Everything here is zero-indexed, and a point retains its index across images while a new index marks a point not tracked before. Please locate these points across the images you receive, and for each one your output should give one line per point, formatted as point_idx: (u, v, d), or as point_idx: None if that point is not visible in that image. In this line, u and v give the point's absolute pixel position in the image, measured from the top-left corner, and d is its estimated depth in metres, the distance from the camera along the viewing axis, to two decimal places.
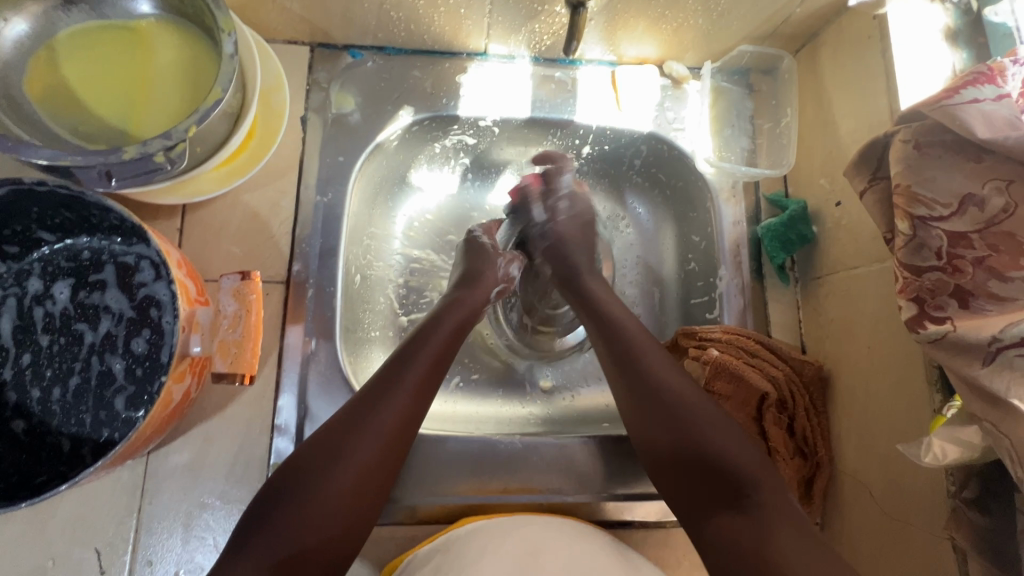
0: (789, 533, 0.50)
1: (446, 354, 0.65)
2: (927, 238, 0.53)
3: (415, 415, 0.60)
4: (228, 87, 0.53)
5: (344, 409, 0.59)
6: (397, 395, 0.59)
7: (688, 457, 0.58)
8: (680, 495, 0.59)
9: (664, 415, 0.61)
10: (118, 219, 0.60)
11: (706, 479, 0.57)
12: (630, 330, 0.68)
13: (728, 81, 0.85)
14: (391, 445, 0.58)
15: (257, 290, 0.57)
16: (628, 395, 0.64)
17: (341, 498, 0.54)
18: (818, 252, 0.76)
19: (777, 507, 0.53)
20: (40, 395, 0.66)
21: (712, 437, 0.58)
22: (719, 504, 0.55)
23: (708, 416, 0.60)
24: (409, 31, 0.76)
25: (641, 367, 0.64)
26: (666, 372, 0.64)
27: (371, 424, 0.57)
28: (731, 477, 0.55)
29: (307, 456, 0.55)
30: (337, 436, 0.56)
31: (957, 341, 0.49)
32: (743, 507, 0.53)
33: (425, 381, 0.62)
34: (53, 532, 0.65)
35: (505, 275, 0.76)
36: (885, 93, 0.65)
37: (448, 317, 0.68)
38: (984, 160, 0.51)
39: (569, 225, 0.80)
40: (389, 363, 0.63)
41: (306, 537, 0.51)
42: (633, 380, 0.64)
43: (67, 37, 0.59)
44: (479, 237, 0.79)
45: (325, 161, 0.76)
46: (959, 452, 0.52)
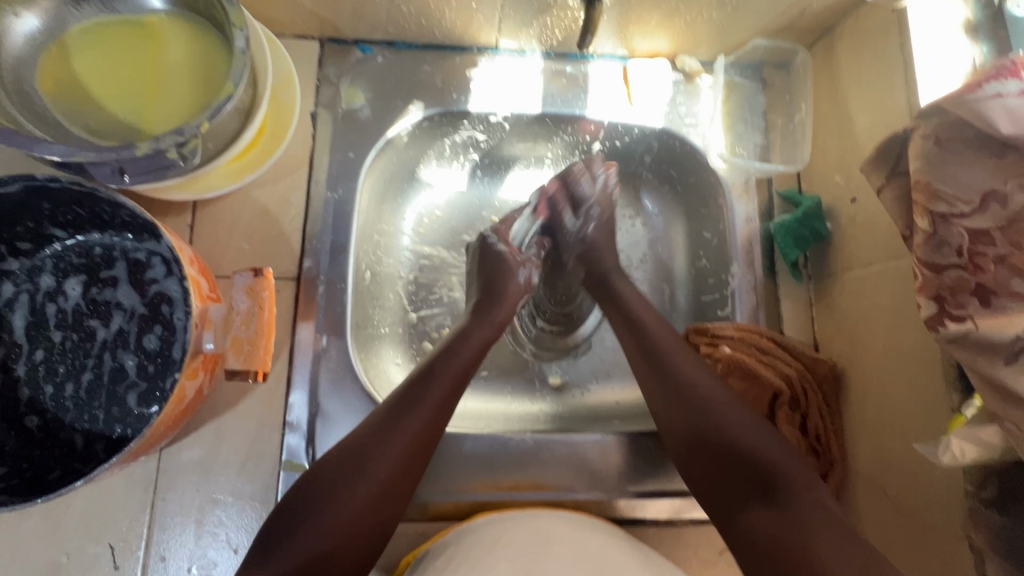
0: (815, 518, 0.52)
1: (472, 369, 0.65)
2: (947, 236, 0.52)
3: (438, 430, 0.60)
4: (241, 82, 0.53)
5: (369, 422, 0.59)
6: (421, 408, 0.59)
7: (713, 451, 0.59)
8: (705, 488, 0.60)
9: (690, 409, 0.62)
10: (129, 215, 0.60)
11: (732, 473, 0.57)
12: (658, 329, 0.69)
13: (741, 75, 0.85)
14: (412, 457, 0.58)
15: (271, 287, 0.57)
16: (657, 393, 0.65)
17: (363, 508, 0.55)
18: (832, 249, 0.76)
19: (797, 497, 0.54)
20: (53, 391, 0.66)
21: (739, 432, 0.59)
22: (746, 494, 0.56)
23: (736, 411, 0.61)
24: (419, 25, 0.75)
25: (672, 364, 0.66)
26: (696, 369, 0.65)
27: (395, 438, 0.57)
28: (758, 468, 0.56)
29: (329, 470, 0.56)
30: (360, 450, 0.57)
31: (978, 339, 0.49)
32: (768, 496, 0.54)
33: (449, 395, 0.62)
34: (66, 527, 0.65)
35: (525, 283, 0.75)
36: (902, 88, 0.65)
37: (476, 332, 0.68)
38: (1006, 156, 0.50)
39: (599, 233, 0.79)
40: (414, 376, 0.63)
41: (326, 548, 0.52)
42: (663, 378, 0.65)
43: (78, 32, 0.58)
44: (495, 244, 0.75)
45: (336, 157, 0.75)
46: (977, 452, 0.51)
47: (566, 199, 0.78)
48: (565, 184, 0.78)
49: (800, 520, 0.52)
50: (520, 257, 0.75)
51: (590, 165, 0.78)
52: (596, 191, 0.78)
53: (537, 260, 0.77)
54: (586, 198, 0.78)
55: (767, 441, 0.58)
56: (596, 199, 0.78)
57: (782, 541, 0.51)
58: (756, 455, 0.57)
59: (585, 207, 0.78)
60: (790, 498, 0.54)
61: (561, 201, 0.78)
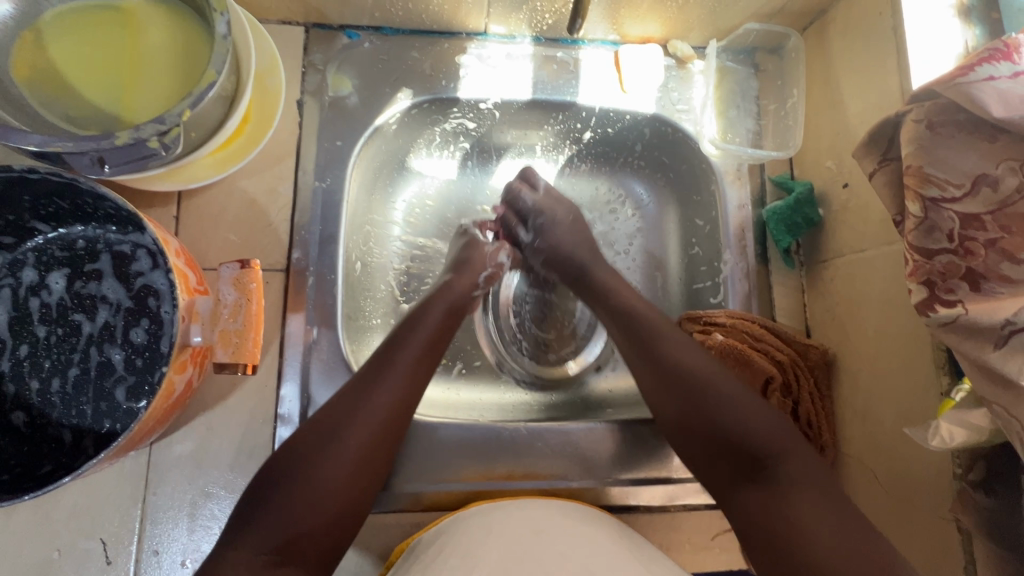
0: (813, 507, 0.51)
1: (442, 334, 0.65)
2: (938, 220, 0.52)
3: (413, 395, 0.60)
4: (223, 68, 0.52)
5: (343, 391, 0.58)
6: (393, 377, 0.59)
7: (711, 441, 0.58)
8: (702, 466, 0.59)
9: (681, 392, 0.60)
10: (113, 207, 0.59)
11: (729, 457, 0.56)
12: (645, 312, 0.67)
13: (733, 60, 0.84)
14: (387, 425, 0.57)
15: (258, 279, 0.56)
16: (648, 378, 0.63)
17: (338, 483, 0.54)
18: (824, 235, 0.76)
19: (800, 481, 0.53)
20: (39, 386, 0.65)
21: (733, 412, 0.57)
22: (743, 479, 0.55)
23: (733, 393, 0.58)
24: (407, 10, 0.74)
25: (662, 347, 0.63)
26: (688, 351, 0.62)
27: (367, 408, 0.57)
28: (755, 456, 0.55)
29: (302, 442, 0.55)
30: (333, 420, 0.56)
31: (968, 324, 0.49)
32: (768, 483, 0.54)
33: (420, 363, 0.61)
34: (57, 523, 0.64)
35: (495, 265, 0.75)
36: (895, 72, 0.64)
37: (444, 300, 0.67)
38: (998, 139, 0.49)
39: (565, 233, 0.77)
40: (383, 346, 0.62)
41: (302, 526, 0.52)
42: (654, 361, 0.63)
43: (54, 17, 0.57)
44: (472, 229, 0.78)
45: (323, 146, 0.74)
46: (966, 435, 0.52)
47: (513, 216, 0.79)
48: (510, 202, 0.80)
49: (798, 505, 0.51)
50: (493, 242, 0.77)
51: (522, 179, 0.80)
52: (538, 197, 0.79)
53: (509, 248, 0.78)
54: (530, 206, 0.78)
55: (763, 421, 0.56)
56: (530, 209, 0.79)
57: (776, 529, 0.51)
58: (752, 444, 0.55)
59: (528, 211, 0.78)
60: (791, 491, 0.52)
61: (512, 218, 0.79)
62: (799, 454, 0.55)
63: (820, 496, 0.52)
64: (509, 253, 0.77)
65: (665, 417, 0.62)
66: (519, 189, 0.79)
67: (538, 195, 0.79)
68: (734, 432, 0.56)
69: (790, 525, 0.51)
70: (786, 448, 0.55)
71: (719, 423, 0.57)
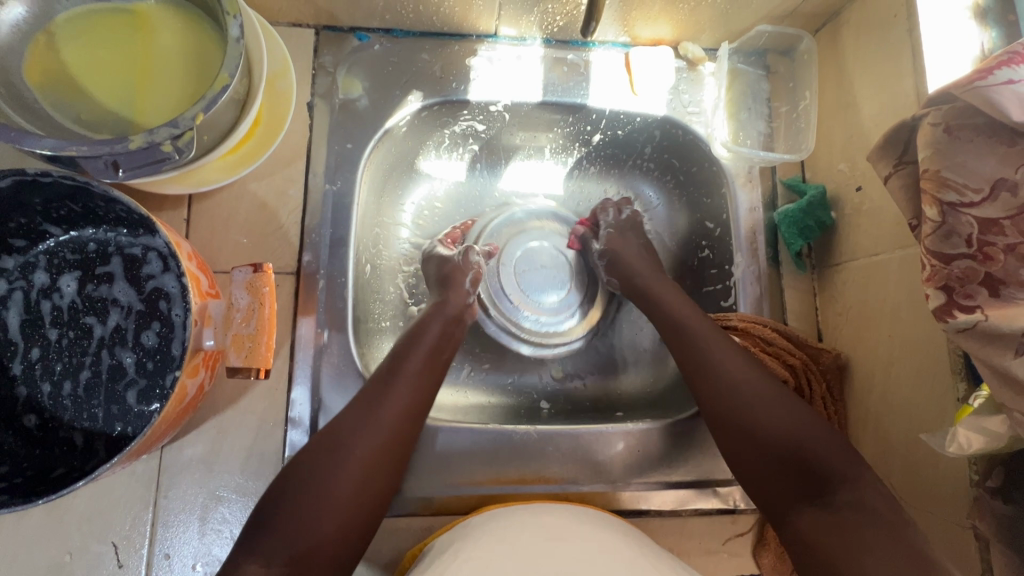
0: (877, 529, 0.50)
1: (443, 349, 0.66)
2: (956, 225, 0.51)
3: (419, 409, 0.61)
4: (236, 72, 0.52)
5: (347, 408, 0.59)
6: (399, 389, 0.60)
7: (778, 463, 0.57)
8: (761, 492, 0.58)
9: (739, 412, 0.60)
10: (125, 211, 0.59)
11: (793, 480, 0.56)
12: (698, 328, 0.68)
13: (745, 62, 0.83)
14: (397, 437, 0.58)
15: (271, 282, 0.57)
16: (709, 397, 0.63)
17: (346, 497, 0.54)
18: (836, 238, 0.75)
19: (862, 506, 0.52)
20: (50, 389, 0.65)
21: (795, 434, 0.57)
22: (804, 503, 0.54)
23: (784, 412, 0.59)
24: (417, 12, 0.73)
25: (718, 366, 0.64)
26: (746, 370, 0.63)
27: (372, 423, 0.57)
28: (817, 478, 0.55)
29: (309, 459, 0.55)
30: (339, 436, 0.56)
31: (988, 330, 0.48)
32: (828, 506, 0.53)
33: (423, 376, 0.62)
34: (69, 526, 0.64)
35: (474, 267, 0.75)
36: (910, 74, 0.64)
37: (439, 314, 0.69)
38: (1017, 143, 0.49)
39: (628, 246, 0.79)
40: (385, 362, 0.63)
41: (311, 540, 0.51)
42: (713, 380, 0.63)
43: (66, 21, 0.57)
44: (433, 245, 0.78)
45: (333, 148, 0.74)
46: (984, 442, 0.51)
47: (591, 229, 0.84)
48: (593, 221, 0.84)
49: (855, 527, 0.51)
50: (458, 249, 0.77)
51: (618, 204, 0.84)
52: (620, 218, 0.82)
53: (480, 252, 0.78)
54: (608, 223, 0.82)
55: (825, 445, 0.56)
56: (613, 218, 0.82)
57: (835, 553, 0.51)
58: (817, 466, 0.55)
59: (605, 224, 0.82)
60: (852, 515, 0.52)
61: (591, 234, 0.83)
62: (858, 478, 0.54)
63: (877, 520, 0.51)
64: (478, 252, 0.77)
65: (721, 438, 0.62)
66: (613, 205, 0.83)
67: (620, 217, 0.82)
68: (790, 451, 0.57)
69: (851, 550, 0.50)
70: (847, 472, 0.54)
71: (772, 443, 0.58)
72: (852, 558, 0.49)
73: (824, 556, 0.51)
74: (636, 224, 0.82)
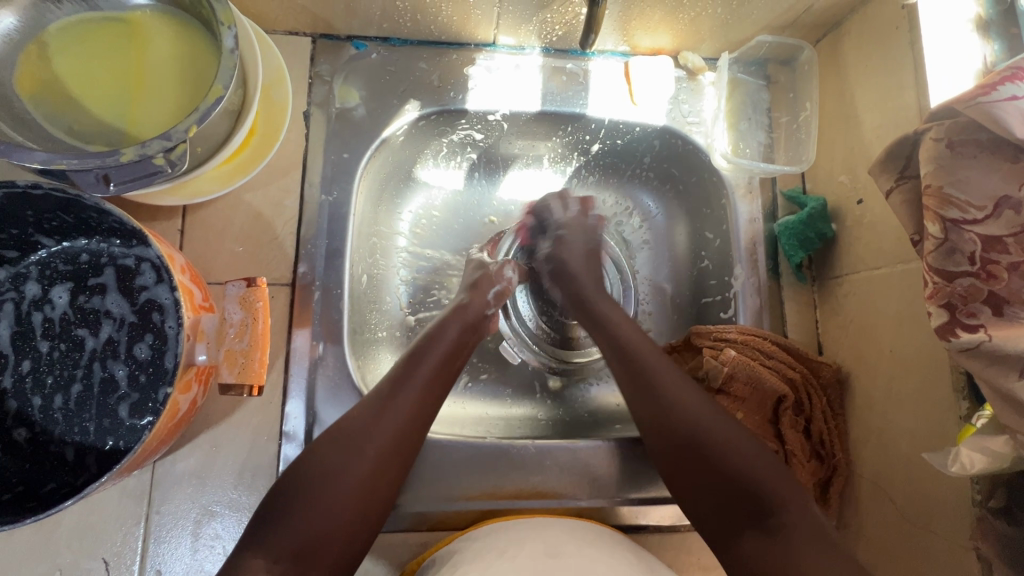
0: (817, 554, 0.49)
1: (459, 352, 0.65)
2: (959, 242, 0.50)
3: (430, 410, 0.59)
4: (230, 83, 0.51)
5: (360, 404, 0.58)
6: (406, 393, 0.58)
7: (717, 486, 0.56)
8: (702, 515, 0.57)
9: (681, 434, 0.59)
10: (117, 222, 0.58)
11: (733, 504, 0.55)
12: (642, 347, 0.66)
13: (745, 71, 0.83)
14: (398, 442, 0.56)
15: (264, 297, 0.56)
16: (648, 418, 0.61)
17: (353, 496, 0.53)
18: (837, 251, 0.74)
19: (803, 530, 0.51)
20: (42, 402, 0.64)
21: (735, 456, 0.56)
22: (744, 528, 0.53)
23: (727, 436, 0.58)
24: (415, 21, 0.73)
25: (659, 386, 0.62)
26: (687, 391, 0.61)
27: (383, 423, 0.56)
28: (757, 502, 0.54)
29: (318, 454, 0.54)
30: (349, 433, 0.55)
31: (991, 350, 0.48)
32: (768, 532, 0.52)
33: (438, 379, 0.61)
34: (60, 542, 0.63)
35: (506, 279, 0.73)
36: (913, 86, 0.63)
37: (459, 315, 0.67)
38: (1021, 160, 0.48)
39: (572, 249, 0.76)
40: (401, 361, 0.61)
41: (315, 535, 0.51)
42: (653, 400, 0.61)
43: (59, 29, 0.56)
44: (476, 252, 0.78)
45: (330, 158, 0.73)
46: (987, 463, 0.50)
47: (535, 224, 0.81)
48: (537, 212, 0.81)
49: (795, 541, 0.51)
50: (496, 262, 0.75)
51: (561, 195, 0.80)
52: (569, 216, 0.79)
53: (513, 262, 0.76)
54: (555, 222, 0.79)
55: (767, 470, 0.55)
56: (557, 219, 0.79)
57: (771, 562, 0.50)
58: (757, 490, 0.54)
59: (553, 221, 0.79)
60: (794, 541, 0.51)
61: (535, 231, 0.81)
62: (798, 502, 0.53)
63: (818, 543, 0.50)
64: (512, 266, 0.75)
65: (660, 459, 0.60)
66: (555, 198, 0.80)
67: (569, 214, 0.79)
68: (730, 476, 0.55)
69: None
70: (786, 495, 0.54)
71: (714, 466, 0.56)
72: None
73: None
74: (588, 221, 0.79)
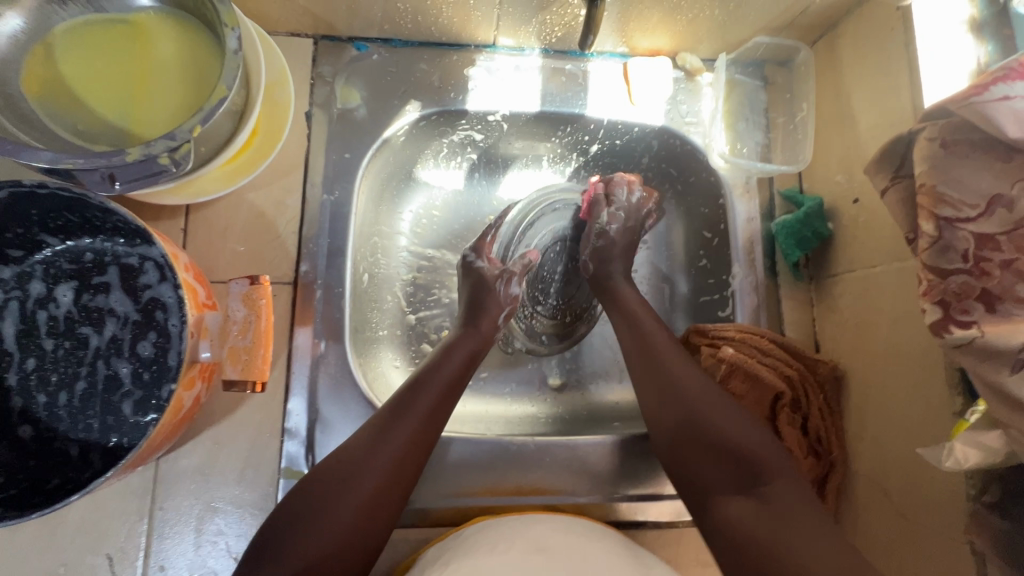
0: (803, 519, 0.51)
1: (462, 377, 0.65)
2: (953, 239, 0.51)
3: (428, 437, 0.60)
4: (233, 84, 0.52)
5: (359, 434, 0.58)
6: (409, 421, 0.58)
7: (710, 452, 0.58)
8: (691, 487, 0.59)
9: (682, 403, 0.61)
10: (121, 221, 0.59)
11: (724, 469, 0.57)
12: (654, 327, 0.68)
13: (742, 73, 0.83)
14: (397, 471, 0.57)
15: (268, 295, 0.56)
16: (653, 391, 0.64)
17: (350, 523, 0.54)
18: (834, 249, 0.75)
19: (791, 498, 0.53)
20: (46, 400, 0.65)
21: (732, 425, 0.58)
22: (732, 494, 0.55)
23: (728, 408, 0.60)
24: (415, 23, 0.74)
25: (666, 362, 0.65)
26: (691, 367, 0.64)
27: (381, 452, 0.56)
28: (749, 470, 0.55)
29: (316, 484, 0.55)
30: (347, 465, 0.56)
31: (984, 346, 0.48)
32: (757, 497, 0.54)
33: (438, 407, 0.61)
34: (64, 538, 0.64)
35: (506, 297, 0.73)
36: (907, 87, 0.64)
37: (462, 345, 0.67)
38: (1013, 159, 0.49)
39: (620, 237, 0.76)
40: (402, 390, 0.61)
41: (309, 562, 0.51)
42: (659, 373, 0.64)
43: (64, 32, 0.57)
44: (476, 262, 0.75)
45: (331, 158, 0.74)
46: (980, 457, 0.51)
47: (598, 202, 0.77)
48: (607, 186, 0.77)
49: (787, 522, 0.51)
50: (499, 271, 0.74)
51: (631, 181, 0.78)
52: (630, 201, 0.77)
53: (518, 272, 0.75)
54: (620, 205, 0.76)
55: (762, 442, 0.57)
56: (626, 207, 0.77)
57: (763, 544, 0.50)
58: (752, 458, 0.56)
59: (619, 205, 0.76)
60: (780, 506, 0.52)
61: (597, 204, 0.77)
62: (790, 473, 0.55)
63: (805, 510, 0.52)
64: (519, 278, 0.75)
65: (661, 429, 0.63)
66: (624, 183, 0.77)
67: (632, 199, 0.77)
68: (725, 444, 0.57)
69: (775, 539, 0.50)
70: (778, 466, 0.56)
71: (711, 434, 0.58)
72: (777, 538, 0.50)
73: (745, 543, 0.52)
74: (639, 210, 0.77)
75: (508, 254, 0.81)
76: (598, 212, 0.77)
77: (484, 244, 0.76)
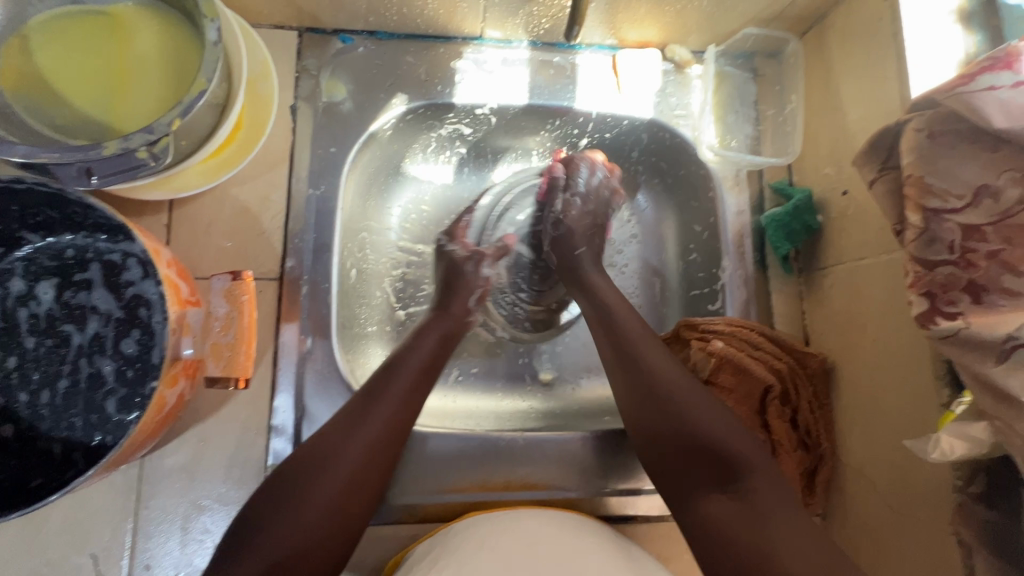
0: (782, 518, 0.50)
1: (436, 361, 0.65)
2: (939, 231, 0.51)
3: (404, 420, 0.59)
4: (213, 76, 0.51)
5: (335, 417, 0.58)
6: (384, 402, 0.58)
7: (687, 449, 0.57)
8: (670, 485, 0.58)
9: (656, 399, 0.60)
10: (103, 217, 0.58)
11: (702, 466, 0.55)
12: (626, 317, 0.67)
13: (732, 65, 0.83)
14: (373, 453, 0.56)
15: (250, 291, 0.55)
16: (627, 387, 0.62)
17: (325, 506, 0.53)
18: (822, 242, 0.75)
19: (769, 495, 0.52)
20: (28, 398, 0.64)
21: (708, 421, 0.57)
22: (711, 492, 0.54)
23: (703, 403, 0.58)
24: (401, 14, 0.73)
25: (639, 355, 0.63)
26: (665, 361, 0.62)
27: (358, 434, 0.56)
28: (728, 468, 0.54)
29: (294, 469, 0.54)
30: (323, 448, 0.55)
31: (969, 337, 0.48)
32: (735, 496, 0.52)
33: (414, 388, 0.61)
34: (48, 537, 0.63)
35: (478, 276, 0.73)
36: (895, 78, 0.63)
37: (437, 326, 0.67)
38: (999, 149, 0.49)
39: (578, 223, 0.76)
40: (378, 372, 0.61)
41: (290, 549, 0.50)
42: (633, 368, 0.62)
43: (40, 24, 0.55)
44: (448, 247, 0.75)
45: (317, 152, 0.73)
46: (966, 448, 0.51)
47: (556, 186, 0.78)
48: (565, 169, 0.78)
49: (768, 523, 0.50)
50: (469, 252, 0.74)
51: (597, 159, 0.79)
52: (592, 182, 0.77)
53: (490, 253, 0.74)
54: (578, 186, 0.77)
55: (741, 439, 0.56)
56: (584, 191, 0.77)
57: (744, 545, 0.49)
58: (730, 454, 0.55)
59: (576, 189, 0.77)
60: (760, 505, 0.51)
61: (552, 190, 0.78)
62: (769, 471, 0.54)
63: (785, 508, 0.51)
64: (490, 259, 0.74)
65: (638, 426, 0.61)
66: (586, 160, 0.78)
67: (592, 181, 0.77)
68: (701, 441, 0.56)
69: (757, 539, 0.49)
70: (758, 464, 0.54)
71: (687, 431, 0.57)
72: (759, 538, 0.49)
73: (725, 543, 0.50)
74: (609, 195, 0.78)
75: (483, 240, 0.80)
76: (557, 193, 0.77)
77: (458, 230, 0.77)
